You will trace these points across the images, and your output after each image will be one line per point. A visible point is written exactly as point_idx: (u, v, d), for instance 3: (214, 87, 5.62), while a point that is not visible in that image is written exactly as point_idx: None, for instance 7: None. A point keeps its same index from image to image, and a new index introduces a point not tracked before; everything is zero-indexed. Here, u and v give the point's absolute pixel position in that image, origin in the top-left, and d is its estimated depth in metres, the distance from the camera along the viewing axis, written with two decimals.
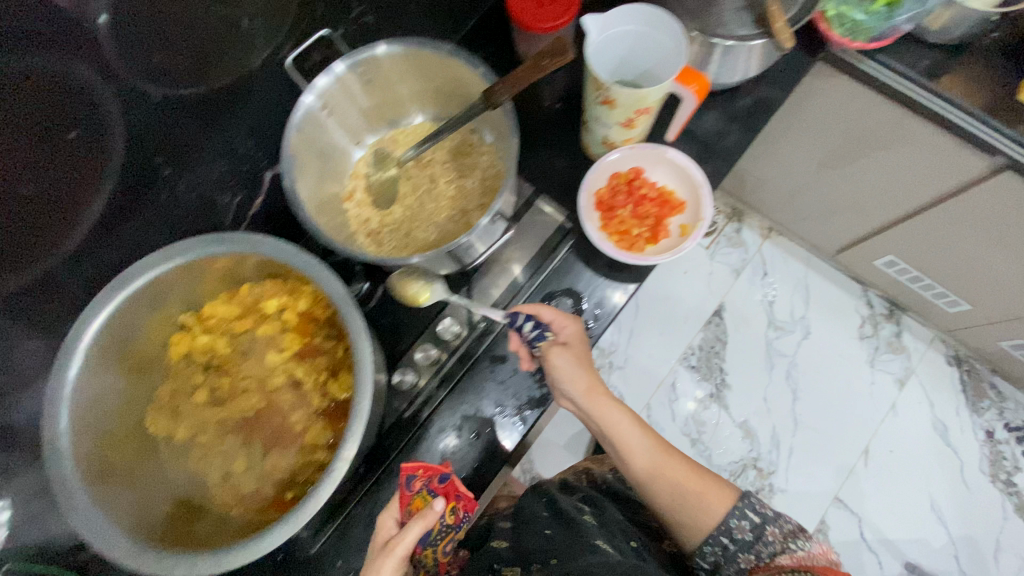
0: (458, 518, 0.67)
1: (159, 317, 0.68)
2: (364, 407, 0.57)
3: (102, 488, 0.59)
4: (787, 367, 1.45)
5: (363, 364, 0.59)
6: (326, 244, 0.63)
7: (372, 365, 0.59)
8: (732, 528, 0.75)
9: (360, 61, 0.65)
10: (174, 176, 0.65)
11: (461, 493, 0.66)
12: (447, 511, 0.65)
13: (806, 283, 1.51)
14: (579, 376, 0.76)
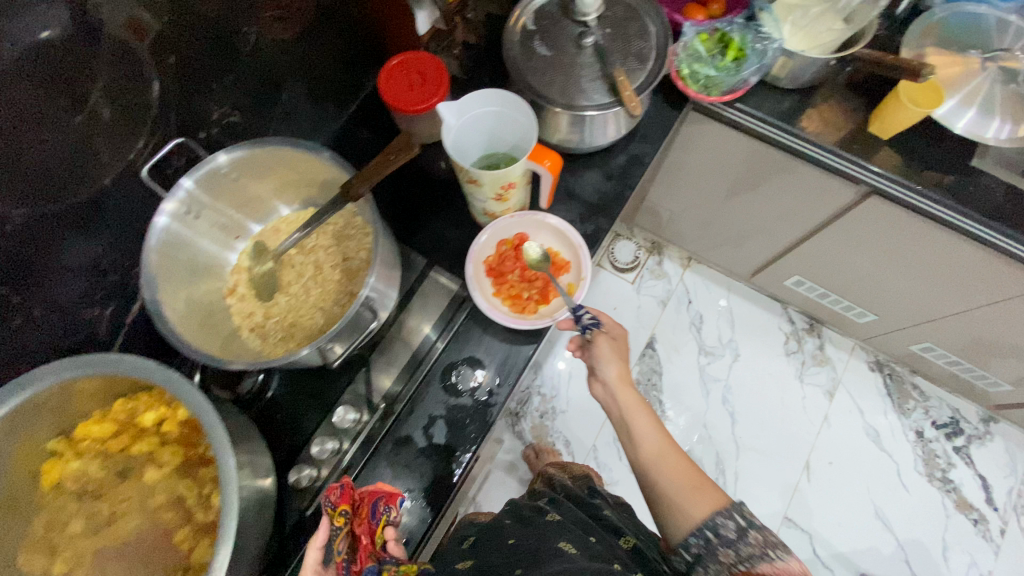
0: (372, 515, 0.63)
1: (24, 451, 0.64)
2: (232, 527, 0.57)
3: None
4: (722, 392, 1.47)
5: (227, 481, 0.57)
6: (184, 353, 0.62)
7: (236, 481, 0.57)
8: (718, 527, 0.66)
9: (208, 170, 0.67)
10: (31, 303, 0.63)
11: (375, 494, 0.65)
12: (343, 509, 0.63)
13: (731, 306, 1.56)
14: (615, 358, 0.81)
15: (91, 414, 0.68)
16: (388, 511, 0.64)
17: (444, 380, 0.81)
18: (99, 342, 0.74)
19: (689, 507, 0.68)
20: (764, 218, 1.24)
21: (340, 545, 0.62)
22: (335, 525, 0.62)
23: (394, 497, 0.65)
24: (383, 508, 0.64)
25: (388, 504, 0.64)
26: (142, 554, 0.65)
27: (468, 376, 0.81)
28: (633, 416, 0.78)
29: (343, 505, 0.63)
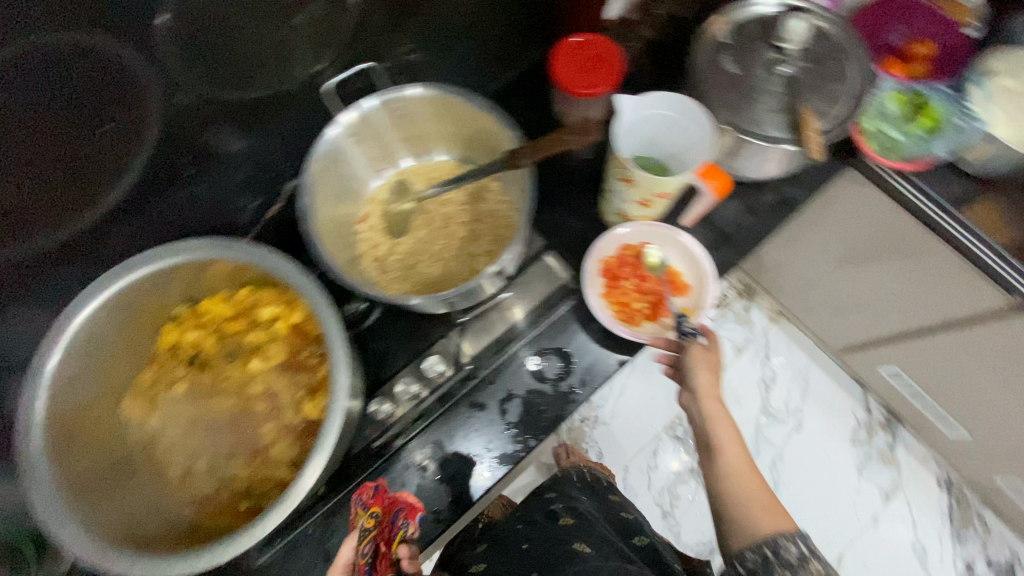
0: (394, 525, 0.70)
1: (155, 308, 0.69)
2: (330, 441, 0.58)
3: (67, 467, 0.60)
4: (773, 457, 1.41)
5: (337, 396, 0.59)
6: (324, 264, 0.65)
7: (346, 398, 0.59)
8: (778, 547, 0.62)
9: (393, 98, 0.69)
10: (196, 175, 0.68)
11: (400, 504, 0.72)
12: (372, 512, 0.71)
13: (810, 375, 1.48)
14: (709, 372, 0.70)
15: (217, 292, 0.72)
16: (405, 524, 0.70)
17: (531, 364, 0.80)
18: (239, 230, 0.79)
19: (761, 528, 0.64)
20: (879, 290, 1.16)
21: (364, 548, 0.68)
22: (362, 526, 0.70)
23: (413, 512, 0.72)
24: (402, 519, 0.70)
25: (405, 518, 0.71)
26: (229, 434, 0.69)
27: (555, 366, 0.81)
28: (720, 424, 0.68)
29: (370, 507, 0.72)
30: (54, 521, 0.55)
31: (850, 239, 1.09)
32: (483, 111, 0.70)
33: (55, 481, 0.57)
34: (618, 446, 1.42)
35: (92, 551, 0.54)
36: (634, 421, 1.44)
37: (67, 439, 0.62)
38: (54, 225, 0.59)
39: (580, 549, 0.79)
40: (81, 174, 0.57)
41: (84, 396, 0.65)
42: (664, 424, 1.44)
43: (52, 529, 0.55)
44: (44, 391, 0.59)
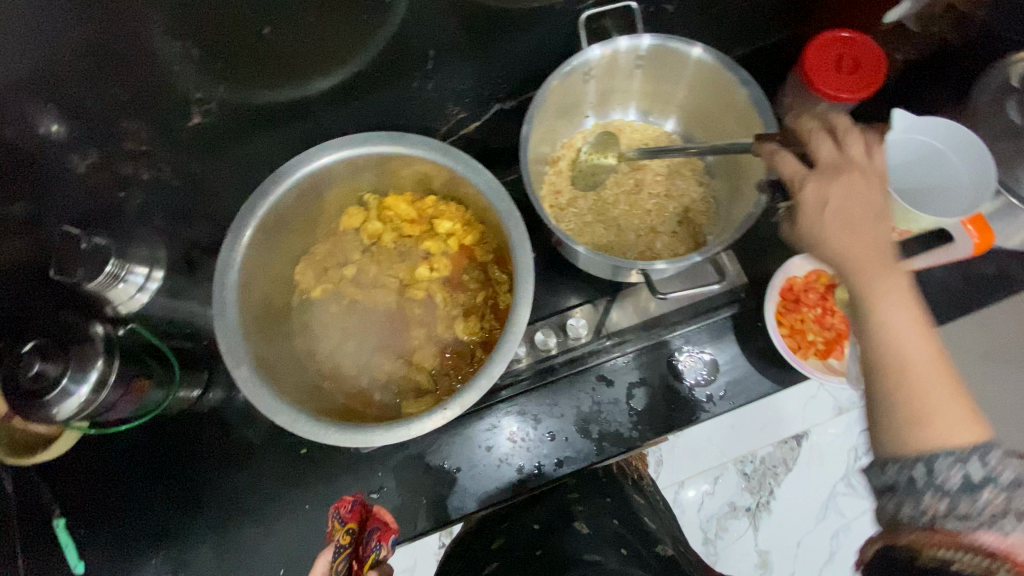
0: (365, 546, 0.70)
1: (349, 186, 0.70)
2: (497, 369, 0.58)
3: (246, 309, 0.62)
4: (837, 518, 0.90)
5: (516, 327, 0.60)
6: (533, 199, 0.63)
7: (523, 333, 0.60)
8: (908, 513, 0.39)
9: (669, 46, 0.64)
10: (431, 72, 0.67)
11: (376, 523, 0.73)
12: (348, 528, 0.72)
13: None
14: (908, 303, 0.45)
15: (403, 191, 0.73)
16: (378, 548, 0.70)
17: (673, 359, 0.77)
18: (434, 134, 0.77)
19: (917, 440, 0.41)
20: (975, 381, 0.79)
21: (339, 564, 0.68)
22: (338, 542, 0.70)
23: (387, 535, 0.71)
24: (376, 543, 0.70)
25: (379, 541, 0.71)
26: (382, 328, 0.71)
27: (697, 368, 0.76)
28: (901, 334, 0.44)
29: (347, 523, 0.72)
30: (232, 355, 0.57)
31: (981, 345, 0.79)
32: (749, 88, 0.62)
33: (238, 321, 0.59)
34: (680, 458, 0.87)
35: (260, 395, 0.56)
36: (710, 437, 0.87)
37: (252, 284, 0.63)
38: (301, 82, 0.61)
39: (584, 556, 0.61)
40: (341, 39, 0.58)
41: (272, 249, 0.67)
42: (737, 453, 0.86)
43: (230, 363, 0.56)
44: (249, 234, 0.61)
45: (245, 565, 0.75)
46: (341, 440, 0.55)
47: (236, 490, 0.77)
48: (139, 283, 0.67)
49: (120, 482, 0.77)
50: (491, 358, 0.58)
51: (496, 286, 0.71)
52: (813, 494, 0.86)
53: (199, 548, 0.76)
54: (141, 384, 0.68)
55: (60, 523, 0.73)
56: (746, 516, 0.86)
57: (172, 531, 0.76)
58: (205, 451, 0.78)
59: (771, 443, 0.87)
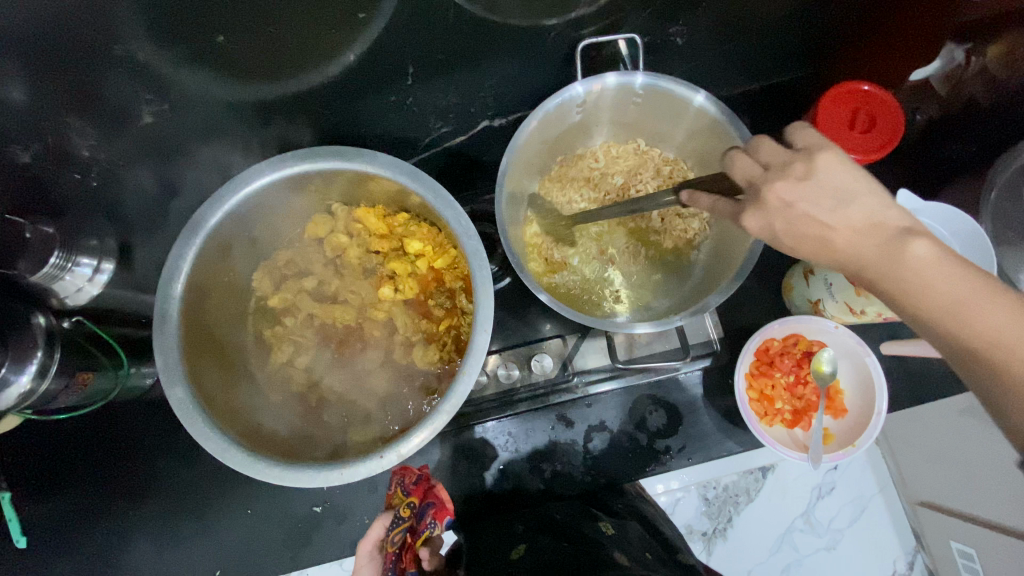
0: (420, 522, 0.63)
1: (316, 197, 0.66)
2: (441, 420, 0.55)
3: (192, 322, 0.59)
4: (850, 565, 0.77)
5: (465, 377, 0.56)
6: (502, 238, 0.60)
7: (472, 383, 0.56)
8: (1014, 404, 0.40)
9: (671, 89, 0.59)
10: (413, 87, 0.63)
11: (432, 499, 0.64)
12: (411, 502, 0.64)
13: (869, 506, 0.78)
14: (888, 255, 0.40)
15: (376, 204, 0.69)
16: (434, 525, 0.63)
17: (637, 406, 0.75)
18: (416, 146, 0.73)
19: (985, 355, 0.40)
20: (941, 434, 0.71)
21: (395, 536, 0.63)
22: (399, 513, 0.64)
23: (443, 514, 0.63)
24: (430, 520, 0.62)
25: (433, 518, 0.63)
26: (339, 347, 0.69)
27: (658, 419, 0.75)
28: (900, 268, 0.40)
29: (410, 496, 0.65)
30: (168, 373, 0.55)
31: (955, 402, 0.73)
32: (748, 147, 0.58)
33: (180, 335, 0.57)
34: (691, 469, 0.75)
35: (195, 422, 0.54)
36: (726, 456, 0.75)
37: (201, 294, 0.61)
38: (268, 85, 0.56)
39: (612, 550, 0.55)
40: (313, 46, 0.53)
41: (228, 255, 0.64)
42: (700, 477, 0.75)
43: (165, 383, 0.55)
44: (198, 241, 0.58)
45: (182, 562, 0.75)
46: (272, 477, 0.54)
47: (180, 486, 0.76)
48: (88, 274, 0.65)
49: (62, 468, 0.75)
50: (436, 409, 0.55)
51: (461, 316, 0.68)
52: (774, 526, 0.77)
53: (138, 540, 0.75)
54: (86, 377, 0.65)
55: (7, 495, 0.73)
56: (700, 539, 0.76)
57: (112, 520, 0.75)
58: (154, 443, 0.77)
59: (735, 470, 0.76)
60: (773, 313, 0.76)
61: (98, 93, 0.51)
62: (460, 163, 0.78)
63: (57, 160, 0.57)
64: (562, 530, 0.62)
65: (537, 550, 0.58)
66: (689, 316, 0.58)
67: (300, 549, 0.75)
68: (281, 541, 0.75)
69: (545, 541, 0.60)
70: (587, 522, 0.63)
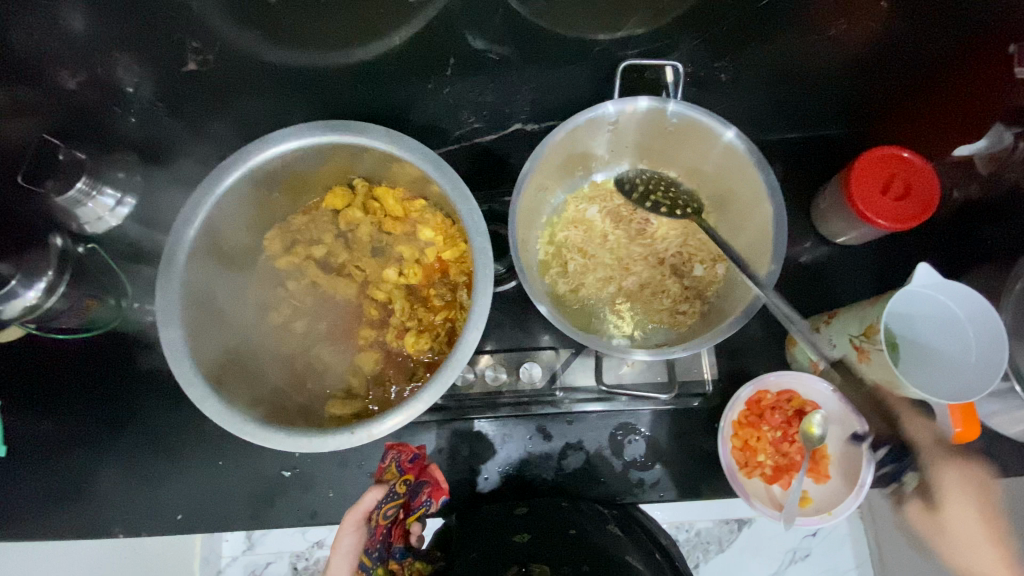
0: (416, 499, 0.65)
1: (339, 169, 0.67)
2: (418, 409, 0.55)
3: (200, 267, 0.60)
4: None
5: (448, 370, 0.56)
6: (511, 239, 0.59)
7: (454, 378, 0.56)
8: None
9: (705, 121, 0.59)
10: (450, 78, 0.63)
11: (427, 478, 0.67)
12: (406, 480, 0.65)
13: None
14: None
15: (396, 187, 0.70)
16: (428, 503, 0.66)
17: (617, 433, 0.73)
18: (446, 136, 0.73)
19: None
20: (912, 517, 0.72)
21: (387, 511, 0.64)
22: (394, 488, 0.65)
23: (438, 494, 0.66)
24: (425, 499, 0.65)
25: (429, 497, 0.66)
26: (331, 319, 0.69)
27: (637, 449, 0.72)
28: None
29: (405, 474, 0.66)
30: (164, 313, 0.56)
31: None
32: (771, 191, 0.58)
33: (184, 278, 0.58)
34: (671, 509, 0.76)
35: (182, 364, 0.55)
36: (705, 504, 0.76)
37: (213, 243, 0.62)
38: (310, 55, 0.58)
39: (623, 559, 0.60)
40: (359, 24, 0.54)
41: (245, 211, 0.65)
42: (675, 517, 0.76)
43: (160, 322, 0.56)
44: (215, 190, 0.60)
45: (147, 499, 0.76)
46: (243, 433, 0.54)
47: (158, 425, 0.77)
48: (109, 203, 0.66)
49: (55, 385, 0.78)
50: (415, 397, 0.56)
51: (455, 311, 0.68)
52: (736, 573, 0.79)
53: (109, 470, 0.76)
54: (89, 305, 0.67)
55: None
56: None
57: (88, 445, 0.77)
58: (140, 379, 0.78)
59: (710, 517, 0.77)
60: (773, 366, 0.74)
61: (148, 31, 0.53)
62: (486, 161, 0.78)
63: (99, 91, 0.59)
64: (566, 522, 0.65)
65: (548, 547, 0.62)
66: (686, 351, 0.57)
67: (260, 510, 0.75)
68: (244, 498, 0.75)
69: (550, 538, 0.63)
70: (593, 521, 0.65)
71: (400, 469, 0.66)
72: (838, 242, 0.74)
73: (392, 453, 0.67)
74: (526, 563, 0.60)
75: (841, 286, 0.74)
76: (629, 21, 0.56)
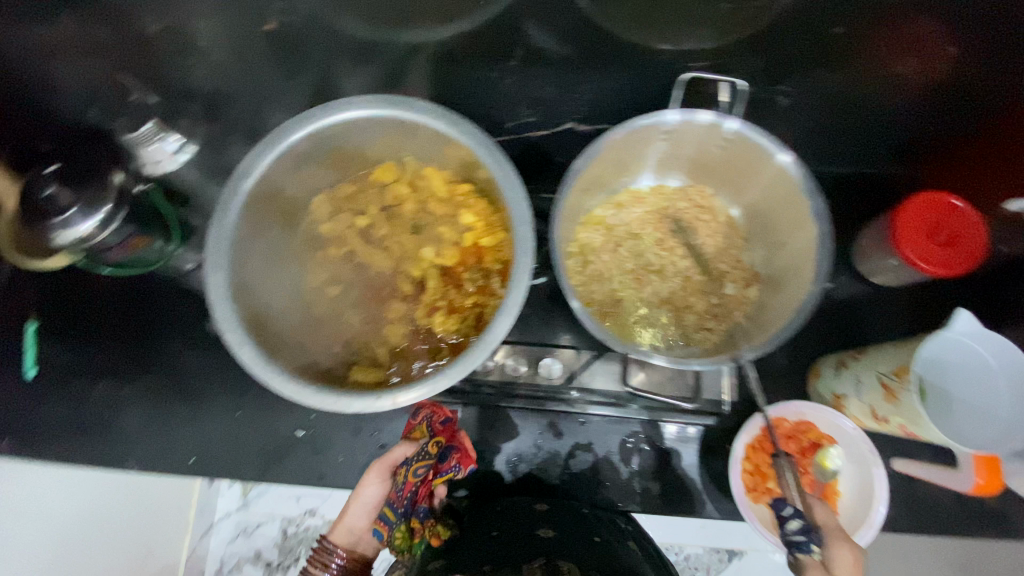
0: (444, 463, 0.65)
1: (393, 144, 0.69)
2: (442, 385, 0.56)
3: (251, 219, 0.62)
4: None
5: (475, 353, 0.56)
6: (553, 233, 0.60)
7: (480, 361, 0.57)
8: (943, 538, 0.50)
9: (765, 144, 0.59)
10: (513, 69, 0.64)
11: (456, 443, 0.66)
12: (437, 441, 0.66)
13: None
14: None
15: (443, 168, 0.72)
16: (456, 469, 0.64)
17: (628, 441, 0.74)
18: (499, 126, 0.75)
19: None
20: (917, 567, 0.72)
21: (416, 468, 0.64)
22: (424, 447, 0.65)
23: (466, 461, 0.65)
24: (454, 463, 0.64)
25: (456, 462, 0.64)
26: (365, 289, 0.71)
27: (645, 460, 0.73)
28: None
29: (437, 435, 0.67)
30: (213, 258, 0.58)
31: (956, 555, 0.71)
32: (822, 221, 0.58)
33: (235, 228, 0.60)
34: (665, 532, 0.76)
35: (223, 309, 0.57)
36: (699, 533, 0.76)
37: (264, 200, 0.63)
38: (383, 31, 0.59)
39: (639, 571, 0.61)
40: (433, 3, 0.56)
41: (298, 173, 0.67)
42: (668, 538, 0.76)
43: (208, 266, 0.57)
44: (275, 148, 0.61)
45: (165, 439, 0.78)
46: (273, 383, 0.56)
47: (183, 369, 0.80)
48: (174, 149, 0.69)
49: (93, 317, 0.81)
50: (440, 373, 0.56)
51: (486, 297, 0.68)
52: None
53: (133, 405, 0.79)
54: (138, 241, 0.70)
55: (31, 328, 0.80)
56: None
57: (116, 378, 0.80)
58: (172, 322, 0.80)
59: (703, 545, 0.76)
60: (794, 395, 0.74)
61: None
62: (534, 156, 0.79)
63: (178, 39, 0.61)
64: (591, 529, 0.67)
65: (571, 545, 0.64)
66: (713, 365, 0.57)
67: (271, 464, 0.77)
68: (257, 451, 0.77)
69: (574, 537, 0.66)
70: (618, 540, 0.65)
71: (434, 430, 0.68)
72: (873, 281, 0.74)
73: (428, 411, 0.69)
74: (552, 557, 0.62)
75: (872, 326, 0.74)
76: (696, 32, 0.57)
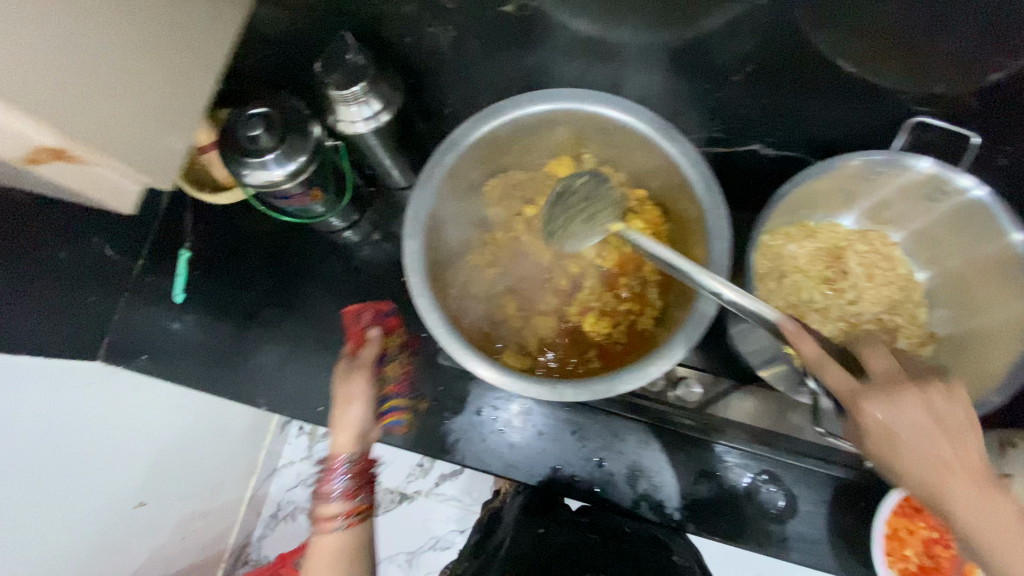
0: (404, 349, 0.78)
1: (583, 140, 0.68)
2: (614, 389, 0.55)
3: (445, 191, 0.63)
4: None
5: (652, 365, 0.55)
6: (749, 258, 0.58)
7: (655, 374, 0.56)
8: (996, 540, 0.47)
9: (995, 210, 0.56)
10: (734, 82, 0.68)
11: (389, 310, 0.82)
12: (393, 336, 0.78)
13: None
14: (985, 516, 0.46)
15: (623, 171, 0.71)
16: (404, 336, 0.80)
17: (753, 479, 0.72)
18: None
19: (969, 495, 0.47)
20: None
21: (393, 355, 0.76)
22: (392, 347, 0.76)
23: (396, 322, 0.81)
24: (411, 349, 0.79)
25: (388, 314, 0.81)
26: (523, 276, 0.71)
27: (770, 501, 0.71)
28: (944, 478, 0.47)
29: (391, 332, 0.79)
30: (412, 220, 0.59)
31: None
32: None
33: (433, 195, 0.61)
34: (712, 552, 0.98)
35: (414, 276, 0.58)
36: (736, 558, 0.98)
37: (458, 173, 0.65)
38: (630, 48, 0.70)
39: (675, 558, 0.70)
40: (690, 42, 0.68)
41: (490, 153, 0.68)
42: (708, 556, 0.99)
43: (408, 227, 0.59)
44: (486, 126, 0.62)
45: (296, 383, 0.81)
46: (451, 349, 0.57)
47: (324, 320, 0.83)
48: (367, 114, 0.67)
49: (246, 256, 0.86)
50: (613, 376, 0.56)
51: (647, 306, 0.67)
52: None
53: (271, 345, 0.83)
54: (318, 194, 0.73)
55: (187, 255, 0.86)
56: None
57: (261, 317, 0.84)
58: (321, 273, 0.85)
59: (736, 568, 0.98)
60: None
61: None
62: None
63: None
64: (620, 527, 0.73)
65: (595, 545, 0.72)
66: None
67: None
68: None
69: (609, 535, 0.73)
70: (664, 541, 0.72)
71: (353, 331, 0.79)
72: None
73: (368, 316, 0.81)
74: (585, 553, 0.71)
75: None
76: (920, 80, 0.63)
